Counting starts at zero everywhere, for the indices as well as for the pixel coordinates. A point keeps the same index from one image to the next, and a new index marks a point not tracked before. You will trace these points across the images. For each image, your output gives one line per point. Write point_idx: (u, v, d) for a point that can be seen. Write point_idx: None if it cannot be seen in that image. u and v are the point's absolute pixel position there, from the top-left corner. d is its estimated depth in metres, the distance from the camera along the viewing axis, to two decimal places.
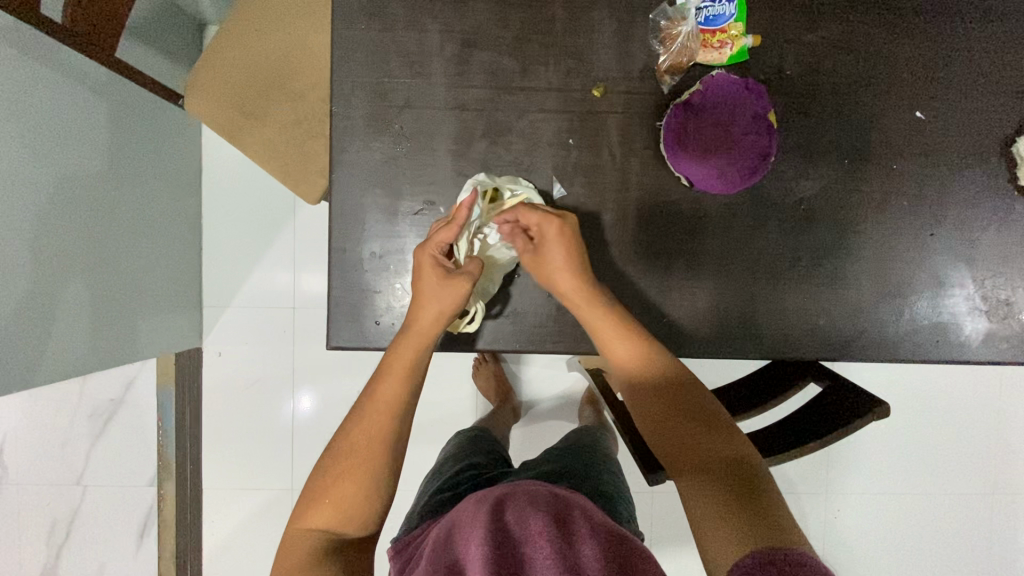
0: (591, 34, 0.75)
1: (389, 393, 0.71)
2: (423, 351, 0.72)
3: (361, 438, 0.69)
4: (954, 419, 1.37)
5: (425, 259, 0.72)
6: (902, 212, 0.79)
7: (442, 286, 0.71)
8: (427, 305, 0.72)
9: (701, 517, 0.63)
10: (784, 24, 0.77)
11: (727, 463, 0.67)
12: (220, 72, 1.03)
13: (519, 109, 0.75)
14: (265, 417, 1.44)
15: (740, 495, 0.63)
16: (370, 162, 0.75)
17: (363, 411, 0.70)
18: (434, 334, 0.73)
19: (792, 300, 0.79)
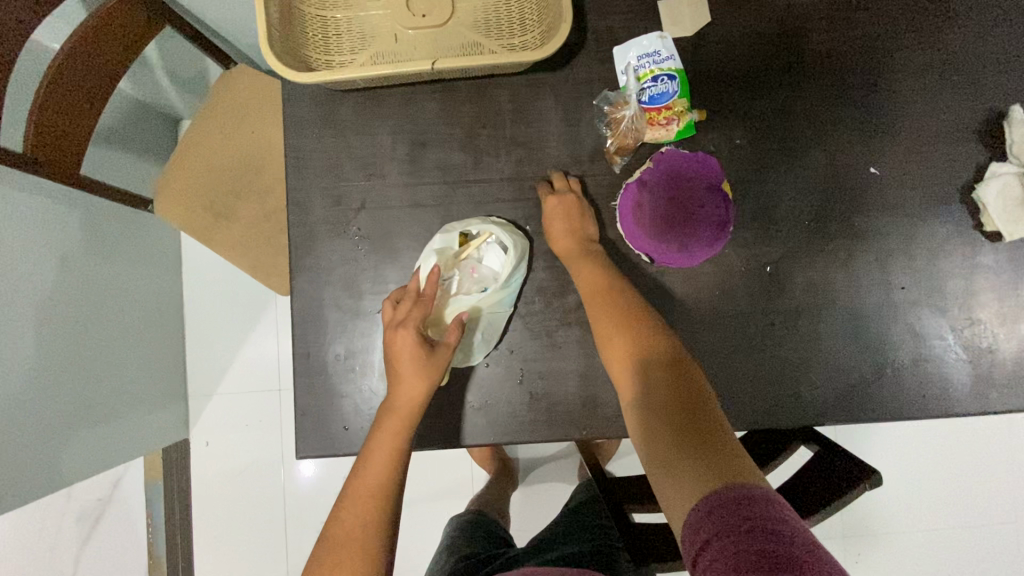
0: (539, 124, 0.76)
1: (373, 473, 0.67)
2: (405, 431, 0.69)
3: (355, 516, 0.65)
4: (958, 453, 1.34)
5: (401, 338, 0.68)
6: (871, 268, 0.78)
7: (423, 359, 0.69)
8: (409, 382, 0.69)
9: (650, 464, 0.57)
10: (729, 95, 0.77)
11: (674, 399, 0.59)
12: (188, 174, 1.04)
13: (475, 201, 0.76)
14: (259, 507, 1.40)
15: (688, 433, 0.56)
16: (329, 266, 0.75)
17: (349, 493, 0.66)
18: (418, 407, 0.70)
19: (769, 368, 0.77)
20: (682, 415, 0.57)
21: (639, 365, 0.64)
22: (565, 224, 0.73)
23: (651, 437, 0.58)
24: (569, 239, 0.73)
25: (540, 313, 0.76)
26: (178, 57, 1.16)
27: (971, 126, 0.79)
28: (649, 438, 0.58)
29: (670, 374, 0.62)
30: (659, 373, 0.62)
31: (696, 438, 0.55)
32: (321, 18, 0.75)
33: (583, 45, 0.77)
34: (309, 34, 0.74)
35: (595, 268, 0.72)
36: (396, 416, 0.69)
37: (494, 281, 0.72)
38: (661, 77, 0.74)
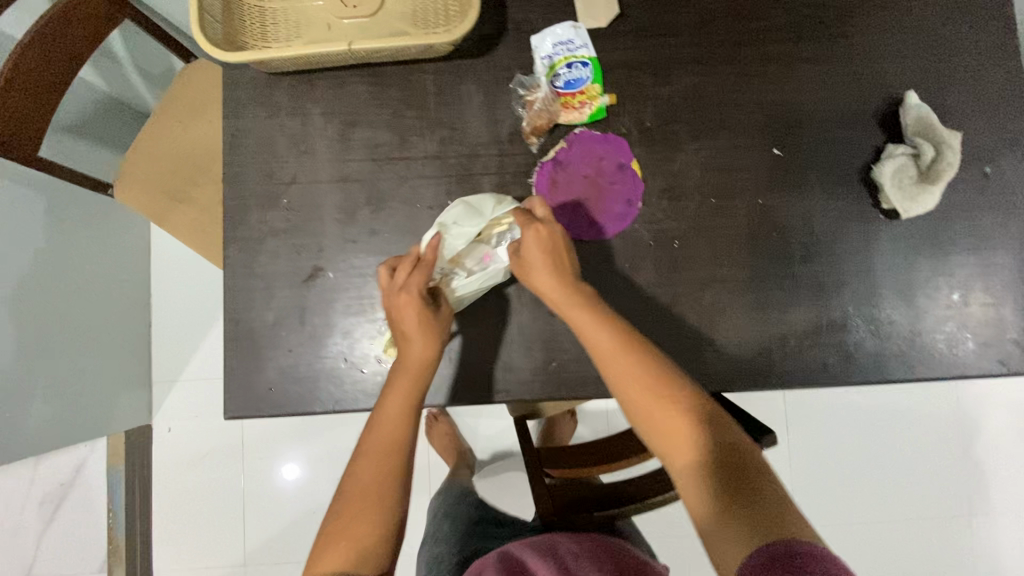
0: (461, 106, 0.82)
1: (387, 437, 0.71)
2: (416, 388, 0.73)
3: (370, 477, 0.69)
4: (888, 439, 1.42)
5: (407, 300, 0.72)
6: (774, 245, 0.82)
7: (430, 321, 0.73)
8: (417, 343, 0.72)
9: (704, 524, 0.61)
10: (639, 81, 0.83)
11: (715, 456, 0.64)
12: (147, 163, 1.09)
13: (400, 177, 0.81)
14: (218, 494, 1.43)
15: (735, 490, 0.61)
16: (260, 236, 0.79)
17: (366, 449, 0.71)
18: (422, 375, 0.73)
19: (676, 338, 0.80)
20: (728, 482, 0.62)
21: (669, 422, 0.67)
22: (539, 253, 0.72)
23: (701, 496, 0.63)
24: (551, 274, 0.72)
25: None
26: (141, 49, 1.23)
27: (869, 110, 0.84)
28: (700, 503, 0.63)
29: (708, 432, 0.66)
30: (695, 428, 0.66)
31: (747, 499, 0.60)
32: (258, 8, 0.81)
33: (502, 35, 0.83)
34: (246, 22, 0.80)
35: (594, 319, 0.71)
36: (406, 378, 0.73)
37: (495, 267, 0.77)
38: (575, 63, 0.81)
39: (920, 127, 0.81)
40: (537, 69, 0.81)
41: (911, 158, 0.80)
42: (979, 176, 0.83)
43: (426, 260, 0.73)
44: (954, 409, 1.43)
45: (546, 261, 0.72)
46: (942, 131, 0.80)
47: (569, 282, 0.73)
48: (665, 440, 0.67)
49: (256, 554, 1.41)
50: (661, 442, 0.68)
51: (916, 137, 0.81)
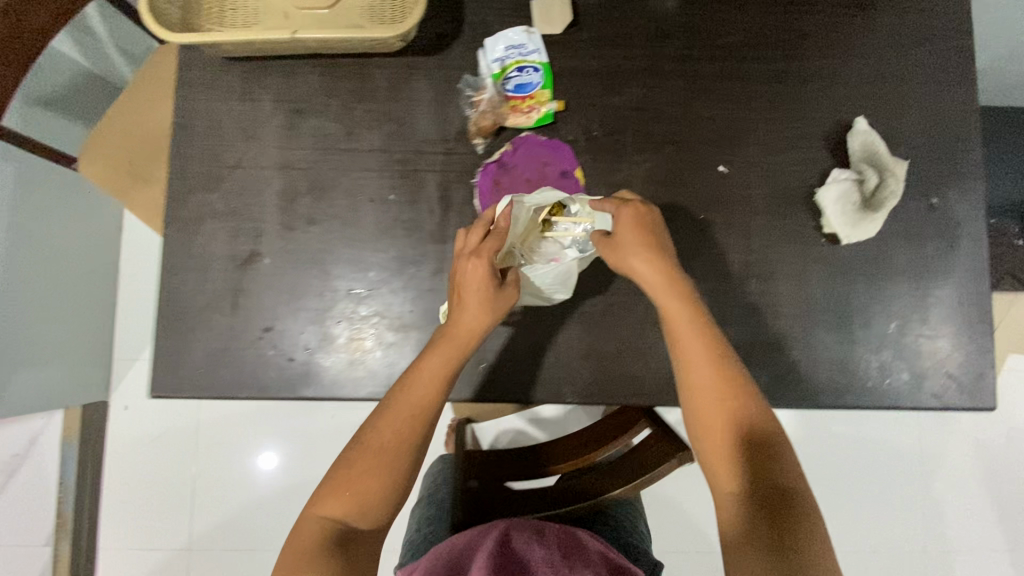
0: (410, 102, 0.82)
1: (419, 397, 0.70)
2: (458, 360, 0.71)
3: (390, 432, 0.68)
4: (846, 470, 1.41)
5: (475, 263, 0.71)
6: (711, 261, 0.82)
7: (490, 291, 0.71)
8: (472, 311, 0.71)
9: (735, 550, 0.62)
10: (590, 90, 0.83)
11: (766, 496, 0.63)
12: (114, 144, 1.10)
13: (344, 168, 0.81)
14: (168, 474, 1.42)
15: (774, 536, 0.60)
16: (200, 217, 0.80)
17: (393, 405, 0.69)
18: (467, 345, 0.72)
19: (606, 347, 0.80)
20: (772, 519, 0.61)
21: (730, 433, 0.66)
22: (633, 235, 0.72)
23: (737, 526, 0.63)
24: (648, 269, 0.71)
25: (393, 275, 0.80)
26: (119, 27, 1.25)
27: (818, 133, 0.84)
28: (737, 523, 0.63)
29: (770, 462, 0.64)
30: (760, 461, 0.65)
31: (786, 544, 0.60)
32: None
33: (457, 34, 0.83)
34: (203, 5, 0.81)
35: (683, 316, 0.70)
36: (451, 349, 0.71)
37: (569, 254, 0.76)
38: (526, 67, 0.81)
39: (864, 155, 0.81)
40: (482, 71, 0.82)
41: (855, 184, 0.80)
42: (924, 206, 0.83)
43: (496, 231, 0.72)
44: (913, 439, 1.43)
45: (637, 248, 0.71)
46: (886, 162, 0.81)
47: (666, 273, 0.71)
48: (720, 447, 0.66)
49: (202, 538, 1.41)
50: (712, 457, 0.67)
51: (861, 164, 0.81)
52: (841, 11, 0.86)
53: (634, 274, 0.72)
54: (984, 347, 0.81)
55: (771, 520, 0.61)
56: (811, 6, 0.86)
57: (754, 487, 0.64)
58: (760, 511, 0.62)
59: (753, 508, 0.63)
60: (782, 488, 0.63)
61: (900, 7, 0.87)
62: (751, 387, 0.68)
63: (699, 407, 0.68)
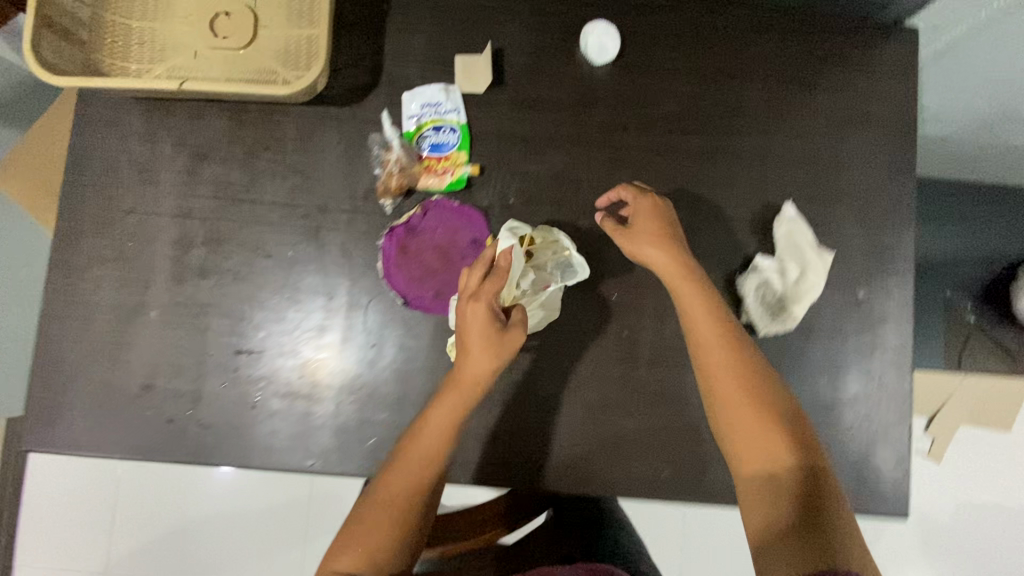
0: (319, 155, 0.78)
1: (427, 446, 0.70)
2: (464, 403, 0.70)
3: (400, 484, 0.68)
4: None
5: (473, 309, 0.68)
6: (622, 344, 0.78)
7: (494, 333, 0.68)
8: (478, 356, 0.69)
9: (768, 539, 0.59)
10: (509, 155, 0.79)
11: (792, 481, 0.62)
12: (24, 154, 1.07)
13: (243, 221, 0.77)
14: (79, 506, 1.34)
15: (802, 517, 0.59)
16: (89, 264, 0.76)
17: (403, 454, 0.70)
18: (477, 392, 0.70)
19: (503, 428, 0.77)
20: (798, 504, 0.60)
21: (749, 422, 0.66)
22: (652, 231, 0.73)
23: (765, 514, 0.61)
24: (667, 259, 0.72)
25: (286, 338, 0.76)
26: None
27: (744, 217, 0.80)
28: (767, 510, 0.61)
29: (790, 448, 0.64)
30: (781, 444, 0.64)
31: (815, 521, 0.58)
32: (121, 24, 0.77)
33: (374, 86, 0.79)
34: (105, 38, 0.77)
35: (702, 305, 0.70)
36: (456, 391, 0.70)
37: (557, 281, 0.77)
38: (443, 127, 0.78)
39: (789, 243, 0.78)
40: (388, 128, 0.77)
41: (776, 276, 0.78)
42: (848, 299, 0.79)
43: (499, 272, 0.69)
44: None
45: (654, 242, 0.73)
46: (811, 254, 0.78)
47: (681, 266, 0.72)
48: (742, 439, 0.65)
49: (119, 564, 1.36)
50: (733, 445, 0.66)
51: (786, 255, 0.78)
52: (782, 87, 0.82)
53: (649, 265, 0.73)
54: (898, 451, 0.78)
55: (798, 502, 0.60)
56: (750, 80, 0.82)
57: (780, 469, 0.63)
58: (790, 493, 0.61)
59: (777, 494, 0.62)
60: (807, 471, 0.62)
61: (844, 87, 0.83)
62: (766, 372, 0.68)
63: (717, 398, 0.68)
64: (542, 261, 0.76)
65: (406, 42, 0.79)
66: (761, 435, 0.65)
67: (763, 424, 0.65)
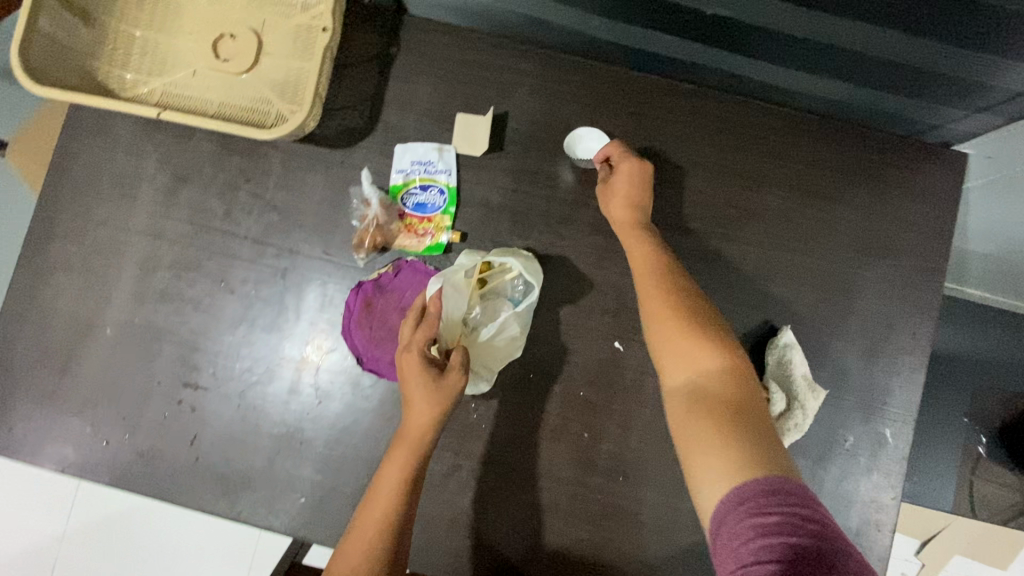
0: (300, 195, 0.75)
1: (382, 502, 0.63)
2: (414, 458, 0.65)
3: (356, 547, 0.60)
4: None
5: (407, 359, 0.67)
6: (580, 445, 0.73)
7: (428, 381, 0.66)
8: (417, 406, 0.65)
9: (700, 457, 0.52)
10: (495, 224, 0.75)
11: (718, 387, 0.56)
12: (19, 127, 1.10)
13: (213, 250, 0.75)
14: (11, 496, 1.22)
15: (729, 423, 0.52)
16: (54, 269, 0.75)
17: (354, 523, 0.62)
18: (426, 440, 0.66)
19: (439, 514, 0.72)
20: (726, 415, 0.53)
21: (677, 337, 0.60)
22: (622, 175, 0.71)
23: (694, 425, 0.54)
24: (619, 205, 0.70)
25: (233, 377, 0.73)
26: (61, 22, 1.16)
27: (735, 332, 0.74)
28: (693, 425, 0.54)
29: (716, 359, 0.57)
30: (707, 353, 0.58)
31: (740, 430, 0.52)
32: (126, 34, 0.76)
33: (368, 132, 0.76)
34: (107, 45, 0.76)
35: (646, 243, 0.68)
36: (402, 447, 0.66)
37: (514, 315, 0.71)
38: (431, 187, 0.74)
39: (780, 371, 0.72)
40: (368, 183, 0.73)
41: None
42: (833, 441, 0.73)
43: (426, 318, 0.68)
44: None
45: (620, 193, 0.70)
46: (803, 387, 0.71)
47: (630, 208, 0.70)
48: (672, 362, 0.59)
49: None
50: (662, 361, 0.60)
51: (772, 384, 0.71)
52: (803, 197, 0.75)
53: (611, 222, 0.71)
54: None
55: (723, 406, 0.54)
56: (770, 184, 0.76)
57: (706, 379, 0.57)
58: (715, 400, 0.55)
59: (706, 401, 0.55)
60: (733, 373, 0.57)
61: (873, 209, 0.76)
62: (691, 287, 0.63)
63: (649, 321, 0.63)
64: (497, 289, 0.73)
65: (409, 92, 0.76)
66: (688, 347, 0.59)
67: (690, 333, 0.59)
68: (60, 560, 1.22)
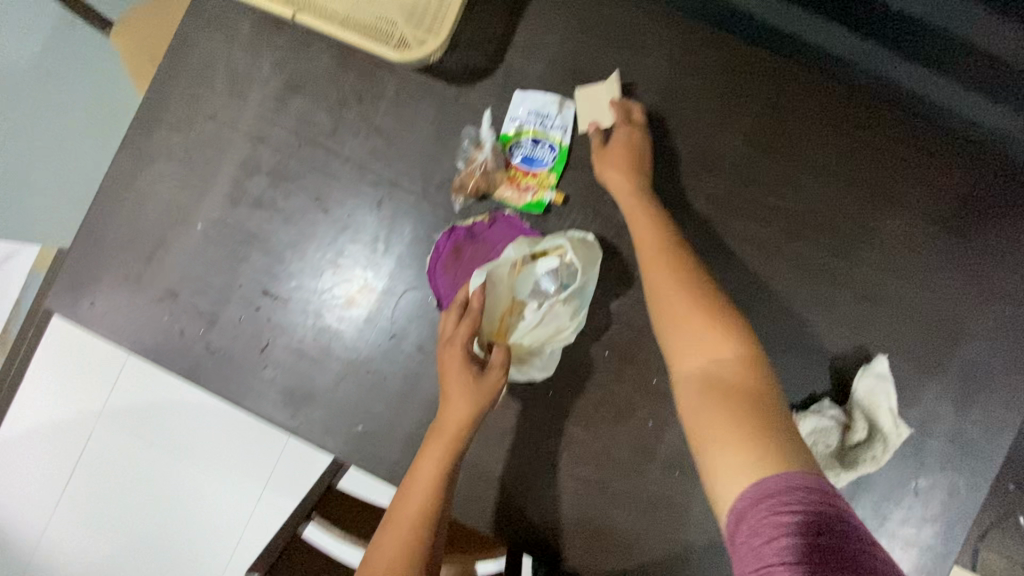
0: (408, 126, 0.73)
1: (416, 503, 0.60)
2: (451, 453, 0.63)
3: (388, 550, 0.57)
4: None
5: (449, 354, 0.65)
6: (642, 430, 0.72)
7: (468, 377, 0.64)
8: (454, 401, 0.64)
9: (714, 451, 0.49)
10: (599, 191, 0.72)
11: (727, 377, 0.52)
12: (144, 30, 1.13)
13: (313, 165, 0.74)
14: (63, 364, 1.28)
15: (745, 418, 0.49)
16: (156, 155, 0.75)
17: (389, 518, 0.60)
18: (464, 435, 0.63)
19: (490, 469, 0.72)
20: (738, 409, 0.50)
21: (681, 326, 0.57)
22: (622, 157, 0.68)
23: (706, 410, 0.51)
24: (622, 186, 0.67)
25: (313, 295, 0.74)
26: None
27: (826, 350, 0.71)
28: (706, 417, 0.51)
29: (719, 346, 0.54)
30: (717, 345, 0.54)
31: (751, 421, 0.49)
32: None
33: (487, 73, 0.73)
34: None
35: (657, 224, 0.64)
36: (437, 441, 0.63)
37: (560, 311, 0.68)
38: (543, 142, 0.72)
39: (870, 402, 0.68)
40: (486, 125, 0.71)
41: (837, 428, 0.68)
42: (902, 479, 0.70)
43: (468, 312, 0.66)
44: None
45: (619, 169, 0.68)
46: (888, 422, 0.68)
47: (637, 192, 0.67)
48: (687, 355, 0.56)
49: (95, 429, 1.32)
50: (674, 352, 0.57)
51: (857, 412, 0.68)
52: (927, 227, 0.71)
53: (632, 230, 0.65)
54: None
55: (740, 392, 0.51)
56: (896, 206, 0.71)
57: (715, 371, 0.53)
58: (728, 391, 0.51)
59: (720, 387, 0.52)
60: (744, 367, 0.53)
61: (1002, 254, 0.70)
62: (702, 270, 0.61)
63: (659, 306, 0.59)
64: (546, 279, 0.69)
65: (538, 38, 0.73)
66: (703, 338, 0.55)
67: (701, 321, 0.56)
68: (97, 433, 1.27)
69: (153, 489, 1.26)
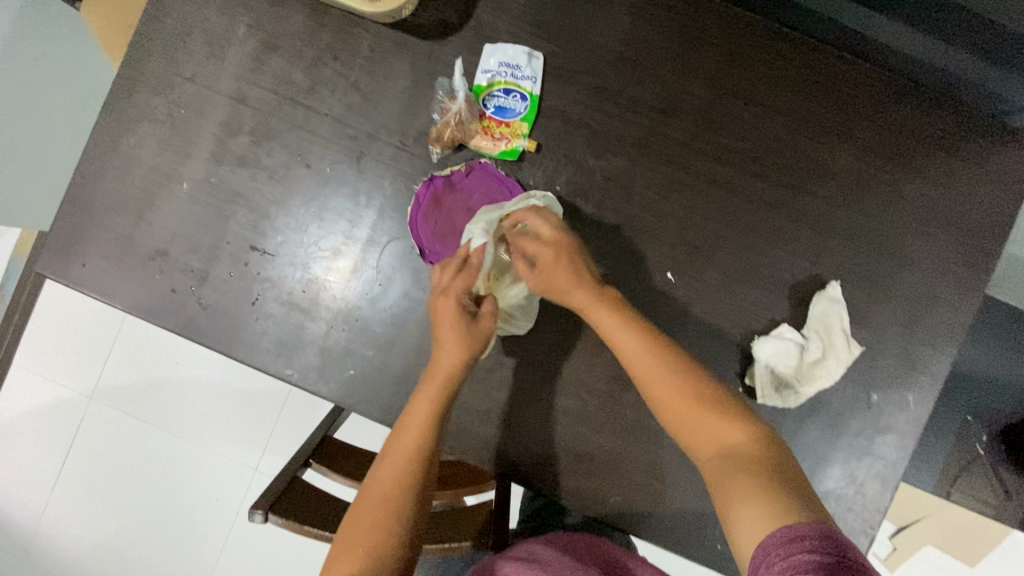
0: (383, 82, 0.76)
1: (410, 441, 0.65)
2: (443, 397, 0.67)
3: (383, 482, 0.64)
4: None
5: (442, 304, 0.68)
6: (616, 363, 0.77)
7: (461, 324, 0.67)
8: (447, 345, 0.67)
9: (746, 523, 0.53)
10: (568, 140, 0.76)
11: (743, 450, 0.58)
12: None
13: (294, 123, 0.76)
14: (53, 346, 1.29)
15: (768, 484, 0.55)
16: (138, 118, 0.77)
17: (386, 452, 0.65)
18: (455, 381, 0.68)
19: (475, 406, 0.76)
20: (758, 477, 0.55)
21: (681, 411, 0.62)
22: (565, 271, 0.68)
23: (728, 483, 0.56)
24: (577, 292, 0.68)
25: (299, 248, 0.77)
26: None
27: (785, 280, 0.76)
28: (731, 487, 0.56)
29: (724, 424, 0.60)
30: (720, 422, 0.60)
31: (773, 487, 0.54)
32: None
33: (458, 28, 0.76)
34: None
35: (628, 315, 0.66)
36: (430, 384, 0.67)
37: None
38: (514, 92, 0.75)
39: (823, 322, 0.75)
40: (459, 76, 0.75)
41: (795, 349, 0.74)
42: (855, 396, 0.76)
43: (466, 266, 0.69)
44: None
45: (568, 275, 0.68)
46: (839, 339, 0.75)
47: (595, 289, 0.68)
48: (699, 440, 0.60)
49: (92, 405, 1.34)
50: (683, 437, 0.62)
51: (812, 333, 0.74)
52: (874, 161, 0.76)
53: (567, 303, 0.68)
54: None
55: (757, 462, 0.57)
56: (846, 143, 0.76)
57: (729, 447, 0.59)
58: (747, 465, 0.57)
59: (735, 462, 0.57)
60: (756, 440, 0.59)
61: (940, 185, 0.76)
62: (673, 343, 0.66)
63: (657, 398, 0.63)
64: None
65: None
66: (709, 420, 0.61)
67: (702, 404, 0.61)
68: (91, 414, 1.29)
69: (150, 464, 1.29)
